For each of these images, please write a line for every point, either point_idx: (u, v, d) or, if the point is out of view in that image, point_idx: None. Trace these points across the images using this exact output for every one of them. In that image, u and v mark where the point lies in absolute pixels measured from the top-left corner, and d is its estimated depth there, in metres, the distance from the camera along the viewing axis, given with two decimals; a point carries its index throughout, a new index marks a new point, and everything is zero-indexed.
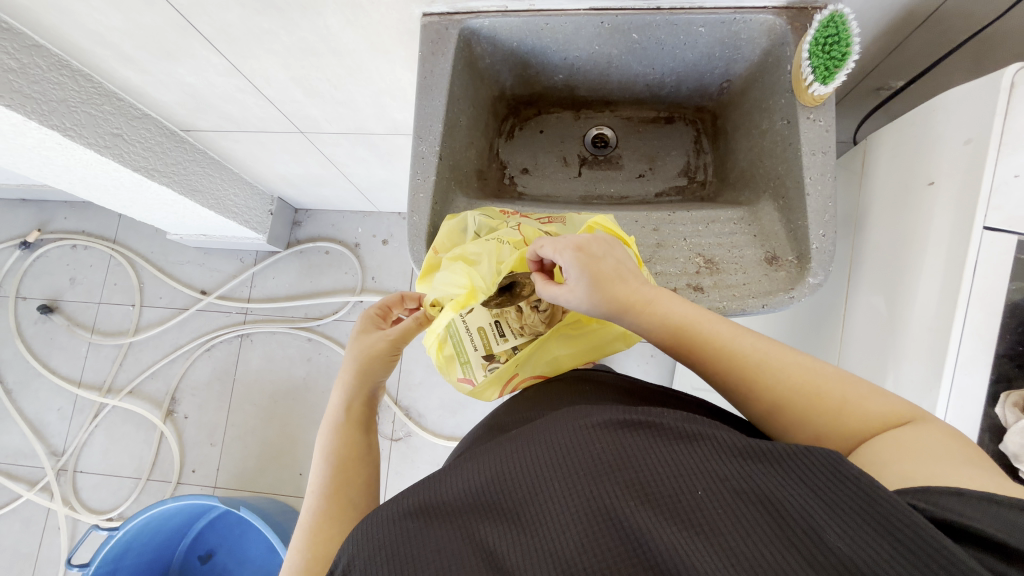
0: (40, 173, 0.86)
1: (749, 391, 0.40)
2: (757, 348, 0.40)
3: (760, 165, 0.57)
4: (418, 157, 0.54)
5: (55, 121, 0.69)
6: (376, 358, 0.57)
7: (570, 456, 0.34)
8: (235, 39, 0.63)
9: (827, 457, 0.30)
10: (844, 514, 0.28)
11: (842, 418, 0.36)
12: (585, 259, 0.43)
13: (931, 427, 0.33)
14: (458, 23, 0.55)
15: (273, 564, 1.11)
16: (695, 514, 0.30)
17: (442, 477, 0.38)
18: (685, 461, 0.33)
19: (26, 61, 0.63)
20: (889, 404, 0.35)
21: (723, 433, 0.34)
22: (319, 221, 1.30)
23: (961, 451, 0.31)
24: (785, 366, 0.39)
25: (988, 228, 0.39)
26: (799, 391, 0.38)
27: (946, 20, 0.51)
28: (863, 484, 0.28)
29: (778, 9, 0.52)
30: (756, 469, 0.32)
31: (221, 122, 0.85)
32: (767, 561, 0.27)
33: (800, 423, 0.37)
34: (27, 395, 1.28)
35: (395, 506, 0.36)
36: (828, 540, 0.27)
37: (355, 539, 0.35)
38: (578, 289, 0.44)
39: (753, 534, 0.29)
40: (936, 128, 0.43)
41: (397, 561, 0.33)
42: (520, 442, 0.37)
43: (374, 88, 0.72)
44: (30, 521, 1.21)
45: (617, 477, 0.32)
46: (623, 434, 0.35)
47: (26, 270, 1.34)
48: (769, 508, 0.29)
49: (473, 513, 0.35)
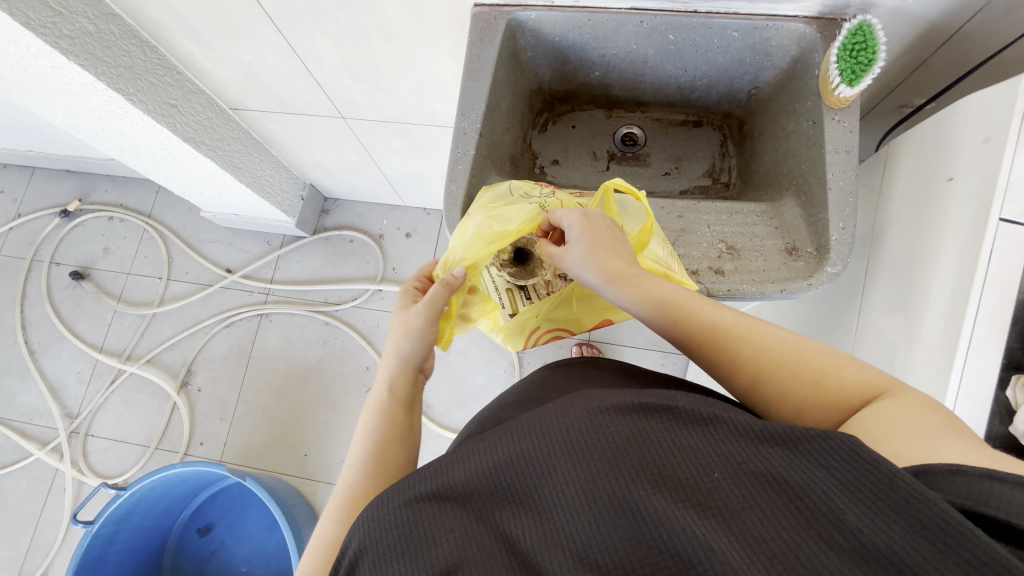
0: (95, 138, 0.90)
1: (729, 365, 0.41)
2: (738, 323, 0.42)
3: (784, 165, 0.59)
4: (460, 133, 0.57)
5: (120, 85, 0.74)
6: (407, 337, 0.49)
7: (583, 439, 0.33)
8: (296, 19, 0.68)
9: (843, 440, 0.29)
10: (863, 497, 0.27)
11: (819, 388, 0.37)
12: (586, 222, 0.48)
13: (911, 400, 0.34)
14: (506, 14, 0.59)
15: (271, 543, 1.14)
16: (712, 499, 0.30)
17: (444, 463, 0.36)
18: (700, 447, 0.32)
19: (102, 26, 0.68)
20: (868, 374, 0.37)
21: (736, 415, 0.34)
22: (346, 211, 1.34)
23: (942, 425, 0.31)
24: (765, 340, 0.41)
25: (1004, 220, 0.41)
26: (779, 363, 0.39)
27: (968, 41, 0.54)
28: (882, 467, 0.27)
29: (808, 19, 0.55)
30: (773, 453, 0.31)
31: (269, 102, 0.90)
32: (788, 545, 0.27)
33: (781, 397, 0.39)
34: (49, 356, 1.32)
35: (403, 488, 0.35)
36: (850, 522, 0.27)
37: (363, 525, 0.33)
38: (575, 250, 0.48)
39: (772, 518, 0.28)
40: (956, 131, 0.46)
41: (410, 545, 0.31)
42: (526, 420, 0.36)
43: (418, 77, 0.76)
44: (38, 480, 1.23)
45: (634, 461, 0.31)
46: (635, 416, 0.34)
47: (63, 237, 1.40)
48: (787, 491, 0.29)
49: (484, 496, 0.34)
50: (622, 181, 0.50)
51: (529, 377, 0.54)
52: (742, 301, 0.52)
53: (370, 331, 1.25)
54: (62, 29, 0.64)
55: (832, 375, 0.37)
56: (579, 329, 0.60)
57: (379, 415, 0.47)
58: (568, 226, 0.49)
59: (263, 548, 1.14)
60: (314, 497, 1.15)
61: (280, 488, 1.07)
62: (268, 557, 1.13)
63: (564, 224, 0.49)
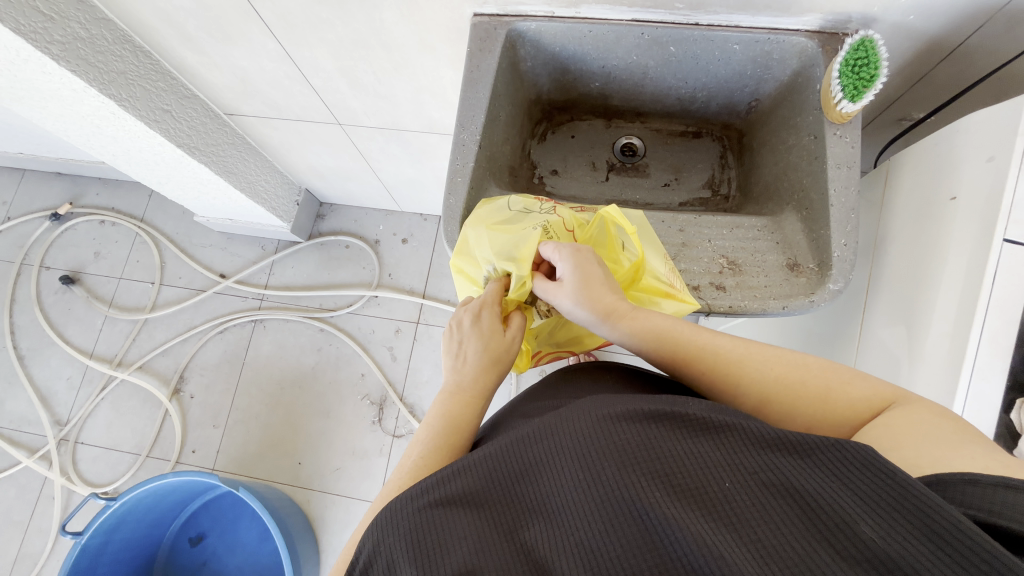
0: (87, 142, 0.88)
1: (733, 390, 0.41)
2: (736, 346, 0.42)
3: (784, 179, 0.59)
4: (459, 144, 0.56)
5: (113, 91, 0.72)
6: (504, 363, 0.48)
7: (592, 443, 0.32)
8: (293, 26, 0.67)
9: (858, 450, 0.29)
10: (878, 508, 0.26)
11: (827, 405, 0.37)
12: (579, 259, 0.47)
13: (921, 407, 0.33)
14: (506, 24, 0.58)
15: (264, 553, 1.12)
16: (722, 506, 0.28)
17: (452, 465, 0.35)
18: (712, 456, 0.31)
19: (94, 31, 0.67)
20: (872, 386, 0.36)
21: (749, 424, 0.33)
22: (341, 216, 1.33)
23: (953, 430, 0.31)
24: (766, 361, 0.40)
25: (1009, 240, 0.40)
26: (783, 384, 0.39)
27: (969, 56, 0.53)
28: (898, 477, 0.27)
29: (810, 33, 0.55)
30: (786, 463, 0.30)
31: (264, 108, 0.89)
32: (800, 555, 0.26)
33: (789, 416, 0.38)
34: (38, 362, 1.30)
35: (413, 494, 0.33)
36: (865, 534, 0.26)
37: (377, 527, 0.32)
38: (565, 286, 0.46)
39: (784, 527, 0.27)
40: (958, 148, 0.46)
41: (415, 548, 0.30)
42: (537, 426, 0.36)
43: (415, 85, 0.76)
44: (26, 489, 1.21)
45: (643, 464, 0.31)
46: (647, 423, 0.33)
47: (53, 241, 1.38)
48: (799, 502, 0.28)
49: (489, 497, 0.33)
50: (616, 210, 0.51)
51: (532, 387, 0.53)
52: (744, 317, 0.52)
53: (365, 338, 1.24)
54: (52, 35, 0.63)
55: (836, 390, 0.37)
56: (582, 348, 0.59)
57: (448, 407, 0.44)
58: (561, 262, 0.47)
59: (256, 557, 1.13)
60: (308, 506, 1.14)
61: (273, 496, 1.06)
62: (261, 566, 1.12)
63: (555, 259, 0.47)
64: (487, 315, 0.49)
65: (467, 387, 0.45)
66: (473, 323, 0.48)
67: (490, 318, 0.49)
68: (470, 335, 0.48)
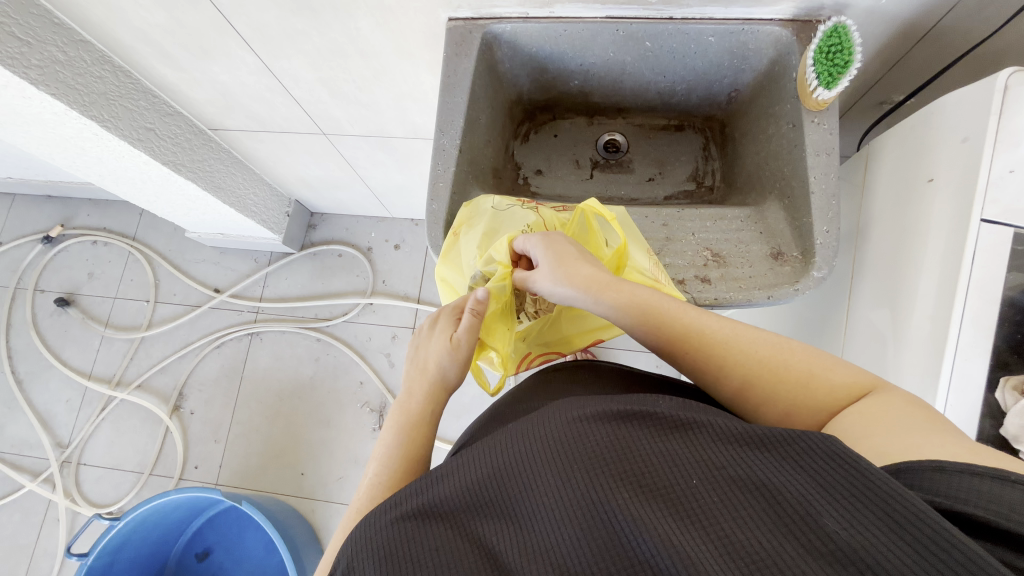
0: (73, 164, 0.89)
1: (717, 371, 0.41)
2: (723, 327, 0.41)
3: (766, 169, 0.59)
4: (439, 149, 0.56)
5: (95, 112, 0.72)
6: (457, 364, 0.47)
7: (562, 445, 0.33)
8: (270, 39, 0.67)
9: (822, 440, 0.29)
10: (840, 498, 0.27)
11: (809, 389, 0.37)
12: (548, 242, 0.49)
13: (897, 396, 0.33)
14: (481, 27, 0.58)
15: (271, 564, 1.12)
16: (691, 505, 0.29)
17: (426, 476, 0.35)
18: (680, 452, 0.31)
19: (72, 53, 0.67)
20: (854, 375, 0.36)
21: (717, 420, 0.33)
22: (333, 224, 1.33)
23: (924, 419, 0.31)
24: (752, 343, 0.40)
25: (986, 220, 0.41)
26: (768, 365, 0.39)
27: (943, 37, 0.53)
28: (860, 466, 0.27)
29: (784, 22, 0.55)
30: (752, 457, 0.30)
31: (248, 121, 0.89)
32: (767, 550, 0.26)
33: (770, 401, 0.38)
34: (37, 386, 1.30)
35: (389, 506, 0.33)
36: (828, 526, 0.26)
37: (352, 538, 0.32)
38: (543, 269, 0.48)
39: (751, 523, 0.27)
40: (935, 129, 0.46)
41: (389, 562, 0.29)
42: (511, 431, 0.36)
43: (396, 91, 0.76)
44: (31, 513, 1.21)
45: (614, 466, 0.31)
46: (617, 426, 0.33)
47: (47, 263, 1.38)
48: (765, 497, 0.28)
49: (463, 505, 0.33)
50: (596, 204, 0.50)
51: (515, 388, 0.54)
52: (730, 309, 0.52)
53: (362, 346, 1.24)
54: (30, 59, 0.63)
55: (819, 376, 0.37)
56: (570, 350, 0.60)
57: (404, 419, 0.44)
58: (532, 249, 0.49)
59: (263, 569, 1.13)
60: (312, 516, 1.14)
61: (277, 508, 1.06)
62: None
63: (527, 249, 0.50)
64: (444, 316, 0.50)
65: (422, 392, 0.46)
66: (430, 325, 0.50)
67: (445, 319, 0.50)
68: (426, 337, 0.49)
